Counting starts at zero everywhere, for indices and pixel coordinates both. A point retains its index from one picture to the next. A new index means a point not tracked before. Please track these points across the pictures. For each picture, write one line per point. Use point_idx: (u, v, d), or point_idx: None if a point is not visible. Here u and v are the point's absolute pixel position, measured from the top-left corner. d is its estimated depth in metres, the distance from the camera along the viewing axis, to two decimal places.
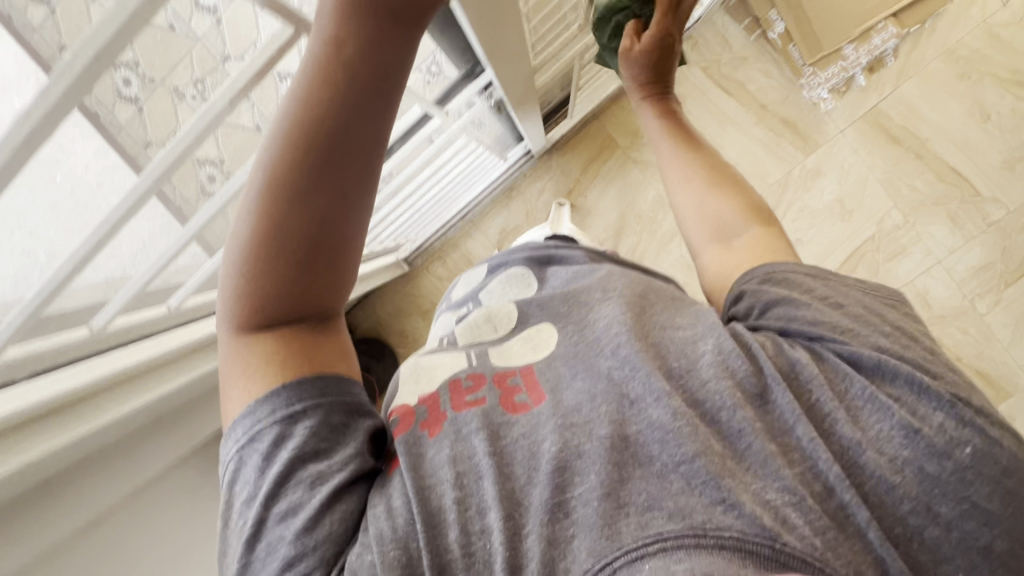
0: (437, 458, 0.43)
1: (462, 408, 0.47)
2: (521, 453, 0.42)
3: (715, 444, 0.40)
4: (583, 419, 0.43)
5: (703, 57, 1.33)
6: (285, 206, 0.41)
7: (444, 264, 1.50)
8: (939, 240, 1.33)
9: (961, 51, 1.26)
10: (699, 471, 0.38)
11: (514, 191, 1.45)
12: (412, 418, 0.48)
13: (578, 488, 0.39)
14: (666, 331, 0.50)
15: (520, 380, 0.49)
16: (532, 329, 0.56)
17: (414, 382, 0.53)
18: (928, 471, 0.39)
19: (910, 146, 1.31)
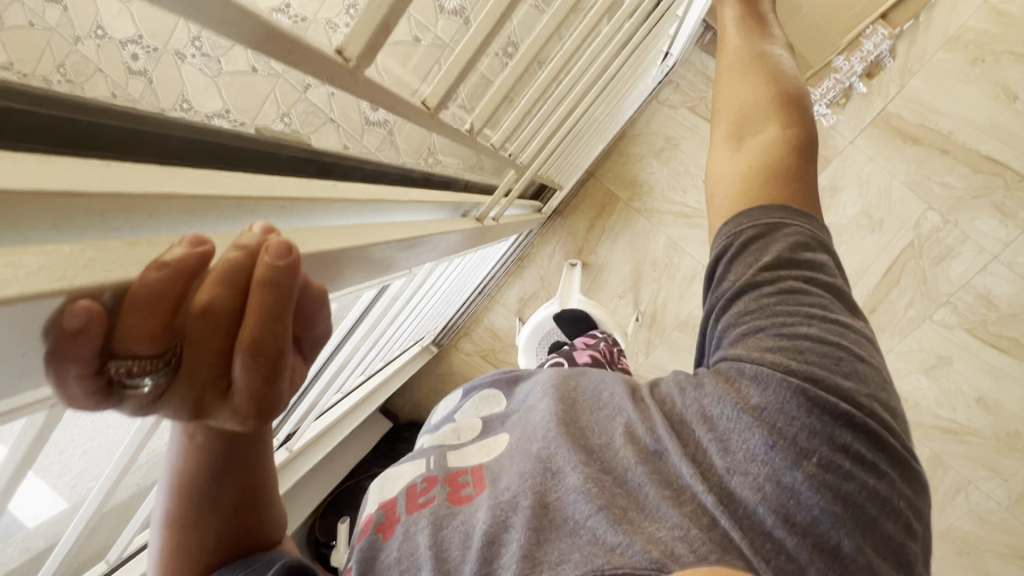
0: (387, 560, 0.43)
1: (415, 509, 0.47)
2: (455, 537, 0.42)
3: (619, 499, 0.40)
4: (510, 495, 0.43)
5: (688, 97, 1.32)
6: (187, 525, 0.41)
7: (472, 340, 1.54)
8: (990, 235, 1.22)
9: (967, 36, 1.17)
10: (600, 526, 0.38)
11: (525, 260, 1.47)
12: (372, 524, 0.48)
13: (504, 557, 0.39)
14: (584, 413, 0.50)
15: (470, 475, 0.49)
16: (490, 437, 0.54)
17: (378, 492, 0.53)
18: (783, 481, 0.36)
19: (932, 143, 1.22)
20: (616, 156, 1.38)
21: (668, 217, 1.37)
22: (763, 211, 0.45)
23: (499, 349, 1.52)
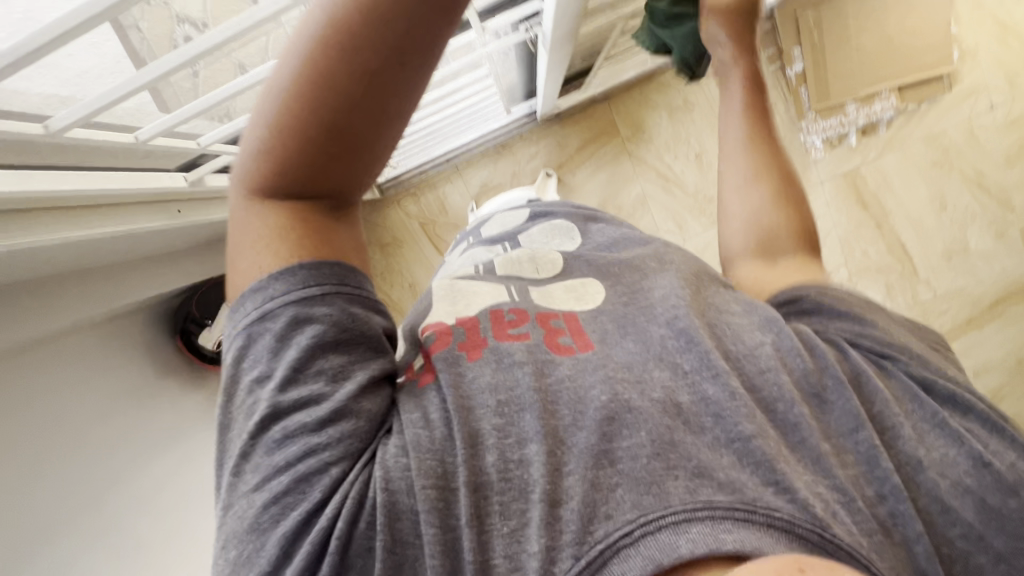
0: (475, 382, 0.40)
1: (505, 340, 0.44)
2: (565, 397, 0.39)
3: (769, 430, 0.38)
4: (635, 376, 0.40)
5: None
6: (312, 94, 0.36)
7: (416, 202, 1.44)
8: (872, 305, 1.40)
9: (943, 140, 1.35)
10: (744, 447, 0.37)
11: (506, 149, 1.42)
12: (450, 335, 0.45)
13: (622, 440, 0.36)
14: (724, 316, 0.46)
15: (565, 322, 0.46)
16: (575, 279, 0.51)
17: (449, 301, 0.49)
18: (987, 503, 0.40)
19: (874, 214, 1.38)
20: (636, 92, 1.38)
21: (651, 172, 1.40)
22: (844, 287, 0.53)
23: (439, 224, 1.44)
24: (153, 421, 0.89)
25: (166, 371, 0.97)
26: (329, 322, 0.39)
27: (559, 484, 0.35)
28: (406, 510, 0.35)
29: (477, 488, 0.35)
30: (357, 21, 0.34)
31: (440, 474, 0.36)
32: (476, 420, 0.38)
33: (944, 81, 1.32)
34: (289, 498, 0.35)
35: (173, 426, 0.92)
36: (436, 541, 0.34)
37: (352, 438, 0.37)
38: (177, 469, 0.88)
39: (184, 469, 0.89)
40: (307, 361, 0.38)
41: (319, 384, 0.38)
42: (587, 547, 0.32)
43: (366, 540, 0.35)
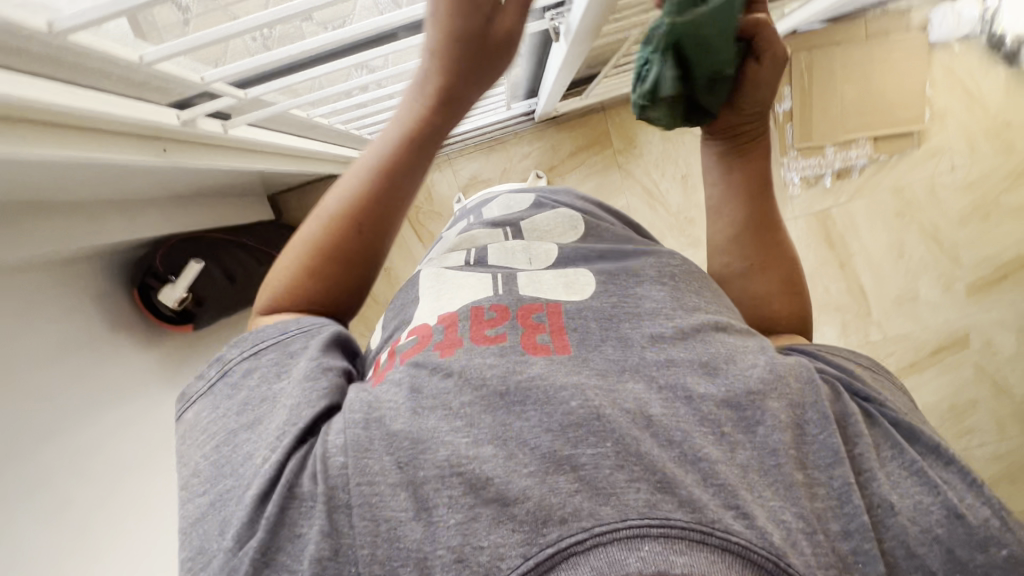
0: (435, 384, 0.37)
1: (480, 343, 0.41)
2: (531, 405, 0.35)
3: (741, 453, 0.34)
4: (611, 386, 0.36)
5: None
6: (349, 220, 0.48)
7: None
8: (826, 339, 1.47)
9: (906, 193, 1.43)
10: (708, 469, 0.33)
11: (498, 145, 1.41)
12: (429, 337, 0.43)
13: (587, 451, 0.32)
14: (714, 335, 0.42)
15: (548, 318, 0.43)
16: (570, 271, 0.49)
17: (432, 297, 0.48)
18: (957, 555, 0.34)
19: (839, 254, 1.46)
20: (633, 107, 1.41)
21: (638, 186, 1.42)
22: (833, 346, 0.49)
23: (422, 210, 1.42)
24: (99, 376, 0.83)
25: (119, 325, 0.92)
26: (287, 339, 0.43)
27: (504, 485, 0.31)
28: (347, 504, 0.32)
29: (416, 485, 0.32)
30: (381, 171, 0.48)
31: (376, 466, 0.33)
32: (429, 423, 0.34)
33: (913, 137, 1.40)
34: (228, 493, 0.36)
35: (121, 383, 0.86)
36: (368, 535, 0.31)
37: (288, 421, 0.37)
38: (121, 429, 0.82)
39: (126, 428, 0.83)
40: (258, 377, 0.42)
41: (264, 395, 0.40)
42: (535, 550, 0.29)
43: (303, 529, 0.32)
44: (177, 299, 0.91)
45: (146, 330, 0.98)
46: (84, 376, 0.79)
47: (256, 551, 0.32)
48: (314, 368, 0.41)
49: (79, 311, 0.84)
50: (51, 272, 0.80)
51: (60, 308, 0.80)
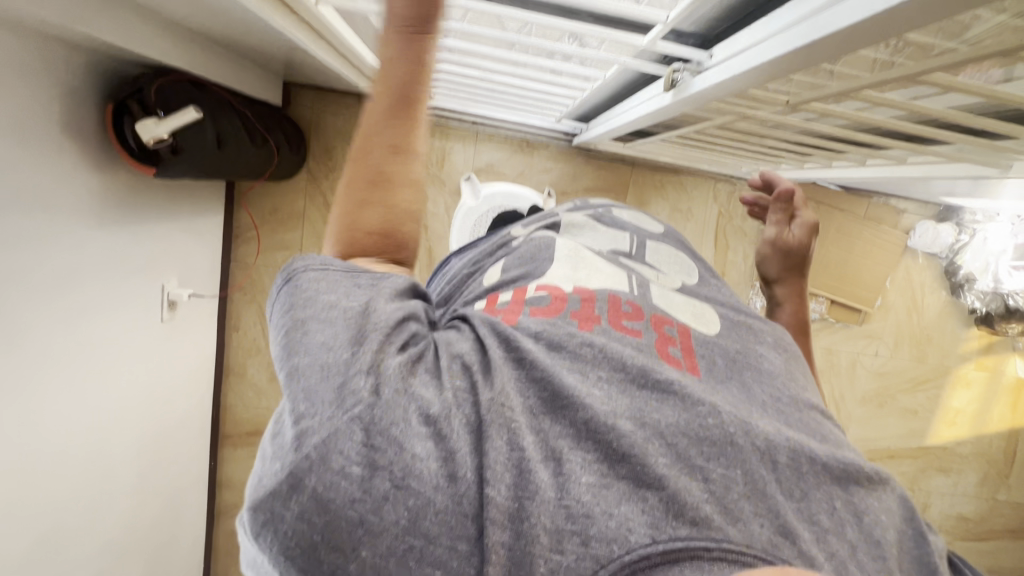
0: (587, 354, 0.35)
1: (620, 330, 0.39)
2: (675, 413, 0.33)
3: (850, 531, 0.32)
4: (740, 414, 0.33)
5: (726, 204, 1.46)
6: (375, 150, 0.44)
7: None
8: None
9: (835, 359, 1.58)
10: (822, 532, 0.31)
11: (527, 147, 1.39)
12: (563, 301, 0.40)
13: (718, 470, 0.31)
14: (809, 410, 0.38)
15: (678, 335, 0.41)
16: (699, 303, 0.46)
17: (566, 264, 0.45)
18: None
19: None
20: (660, 177, 1.44)
21: None
22: None
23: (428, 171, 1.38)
24: (32, 179, 0.72)
25: (69, 129, 0.80)
26: (357, 270, 0.38)
27: (641, 466, 0.30)
28: (476, 420, 0.31)
29: (551, 432, 0.31)
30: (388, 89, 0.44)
31: (512, 401, 0.31)
32: (567, 382, 0.33)
33: (860, 315, 1.56)
34: (314, 370, 0.30)
35: (50, 198, 0.76)
36: (500, 458, 0.29)
37: (367, 322, 0.33)
38: (31, 244, 0.73)
39: (31, 243, 0.73)
40: (324, 289, 0.35)
41: (324, 303, 0.34)
42: (663, 537, 0.27)
43: (428, 423, 0.30)
44: (155, 138, 0.81)
45: (94, 149, 0.86)
46: (12, 171, 0.69)
47: (364, 414, 0.28)
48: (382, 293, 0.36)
49: (34, 99, 0.72)
50: (27, 39, 0.69)
51: (20, 82, 0.69)
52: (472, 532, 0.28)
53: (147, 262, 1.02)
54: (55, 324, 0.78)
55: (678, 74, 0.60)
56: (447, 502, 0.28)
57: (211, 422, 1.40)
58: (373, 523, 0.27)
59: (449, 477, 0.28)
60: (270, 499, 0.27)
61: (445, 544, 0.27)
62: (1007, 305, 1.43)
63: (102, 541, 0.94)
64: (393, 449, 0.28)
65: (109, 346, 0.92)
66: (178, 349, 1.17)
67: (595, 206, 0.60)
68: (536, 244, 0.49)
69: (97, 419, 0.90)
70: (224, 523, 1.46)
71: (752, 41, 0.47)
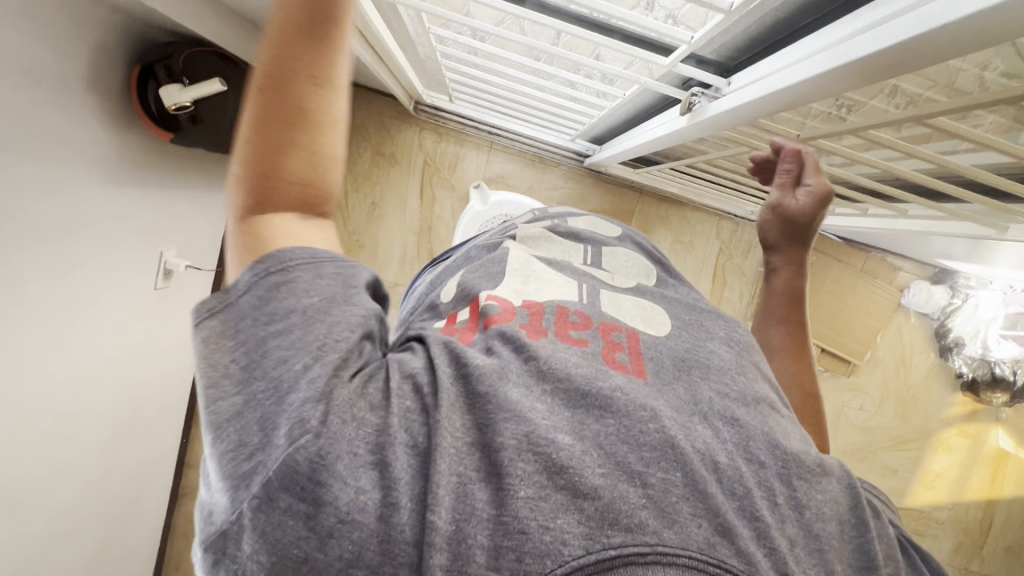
0: (539, 363, 0.33)
1: (563, 340, 0.37)
2: (616, 424, 0.31)
3: (790, 526, 0.31)
4: (682, 418, 0.33)
5: (726, 242, 1.48)
6: (274, 78, 0.34)
7: (435, 141, 1.38)
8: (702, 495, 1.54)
9: None
10: (763, 529, 0.29)
11: (539, 162, 1.41)
12: (511, 314, 0.38)
13: (657, 475, 0.29)
14: (786, 417, 0.39)
15: (626, 340, 0.39)
16: (648, 303, 0.45)
17: (517, 277, 0.43)
18: None
19: None
20: (664, 207, 1.46)
21: None
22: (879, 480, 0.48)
23: (439, 175, 1.39)
24: (47, 126, 0.73)
25: (94, 84, 0.81)
26: (318, 259, 0.34)
27: (577, 476, 0.28)
28: (422, 444, 0.29)
29: (490, 446, 0.29)
30: (284, 7, 0.34)
31: (447, 419, 0.29)
32: (508, 394, 0.31)
33: (848, 367, 1.57)
34: (267, 394, 0.29)
35: (63, 147, 0.77)
36: (442, 478, 0.27)
37: (325, 337, 0.31)
38: (37, 189, 0.73)
39: (36, 187, 0.72)
40: (286, 294, 0.32)
41: (290, 310, 0.31)
42: (597, 547, 0.26)
43: (361, 451, 0.28)
44: (177, 104, 0.82)
45: (116, 108, 0.87)
46: (29, 114, 0.69)
47: (287, 467, 0.26)
48: (347, 292, 0.34)
49: (64, 49, 0.73)
50: None
51: (53, 31, 0.70)
52: (413, 557, 0.26)
53: (148, 227, 1.02)
54: (48, 273, 0.78)
55: (695, 99, 0.61)
56: (381, 529, 0.26)
57: (189, 398, 1.38)
58: (320, 558, 0.25)
59: (391, 506, 0.26)
60: (228, 536, 0.27)
61: (387, 571, 0.25)
62: (993, 373, 1.46)
63: (57, 507, 0.91)
64: (336, 483, 0.26)
65: (97, 304, 0.91)
66: (165, 319, 1.16)
67: (553, 215, 0.58)
68: (492, 256, 0.48)
69: (69, 379, 0.88)
70: (188, 505, 1.42)
71: (770, 69, 0.49)
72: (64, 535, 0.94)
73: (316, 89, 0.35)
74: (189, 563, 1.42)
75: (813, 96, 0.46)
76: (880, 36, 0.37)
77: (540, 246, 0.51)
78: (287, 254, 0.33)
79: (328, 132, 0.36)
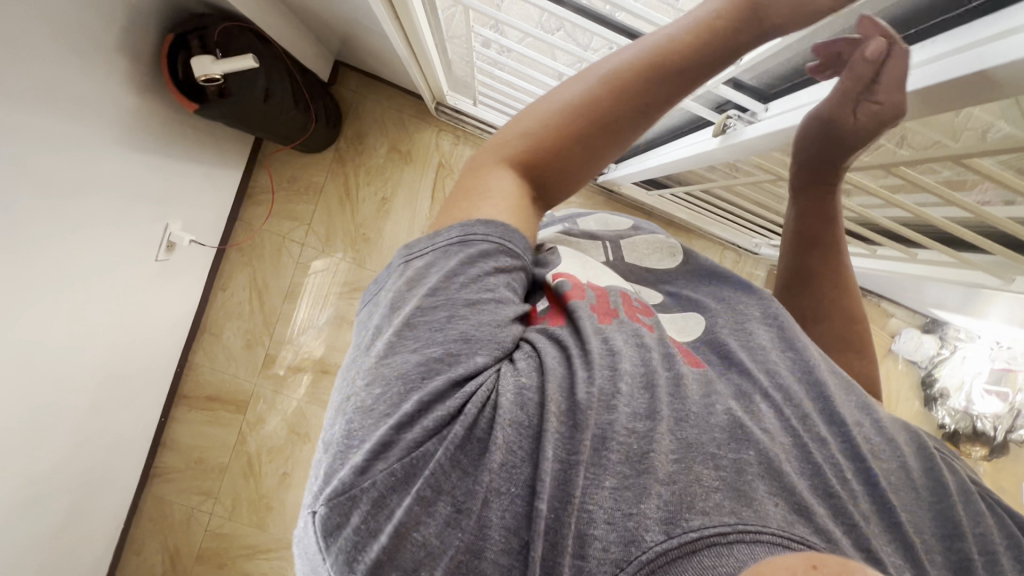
0: (615, 340, 0.33)
1: (639, 324, 0.36)
2: (692, 413, 0.31)
3: (863, 501, 0.33)
4: (755, 399, 0.34)
5: (729, 273, 1.49)
6: (616, 94, 0.38)
7: (452, 143, 1.39)
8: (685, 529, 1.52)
9: None
10: (840, 505, 0.31)
11: None
12: (583, 291, 0.37)
13: (730, 455, 0.29)
14: (835, 390, 0.38)
15: (674, 339, 0.38)
16: (678, 313, 0.44)
17: (574, 263, 0.42)
18: None
19: None
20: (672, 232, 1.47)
21: None
22: None
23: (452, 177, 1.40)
24: (77, 82, 0.72)
25: (126, 48, 0.81)
26: (515, 244, 0.36)
27: (656, 463, 0.28)
28: (533, 427, 0.28)
29: (579, 431, 0.28)
30: (667, 51, 0.38)
31: (533, 404, 0.29)
32: (584, 382, 0.30)
33: None
34: (435, 364, 0.29)
35: (89, 106, 0.76)
36: (549, 466, 0.27)
37: (496, 328, 0.32)
38: (58, 142, 0.72)
39: (58, 141, 0.72)
40: (480, 269, 0.33)
41: (465, 289, 0.32)
42: (677, 531, 0.26)
43: (477, 431, 0.28)
44: (206, 75, 0.82)
45: (144, 73, 0.86)
46: (60, 65, 0.68)
47: (385, 453, 0.27)
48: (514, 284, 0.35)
49: (103, 9, 0.73)
50: None
51: None
52: (515, 543, 0.26)
53: (158, 196, 1.00)
54: (56, 227, 0.76)
55: (730, 121, 0.62)
56: (482, 515, 0.26)
57: (172, 377, 1.34)
58: (435, 544, 0.26)
59: (494, 491, 0.27)
60: (326, 517, 0.26)
61: (489, 558, 0.26)
62: (974, 426, 1.44)
63: (26, 471, 0.87)
64: (458, 475, 0.27)
65: (98, 267, 0.89)
66: (162, 292, 1.13)
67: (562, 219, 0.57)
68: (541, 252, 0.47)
69: (58, 340, 0.85)
70: (158, 487, 1.37)
71: (812, 97, 0.50)
72: (32, 499, 0.91)
73: (630, 124, 0.39)
74: (151, 549, 1.36)
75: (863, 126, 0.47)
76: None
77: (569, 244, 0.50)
78: (491, 233, 0.35)
79: (607, 155, 0.41)
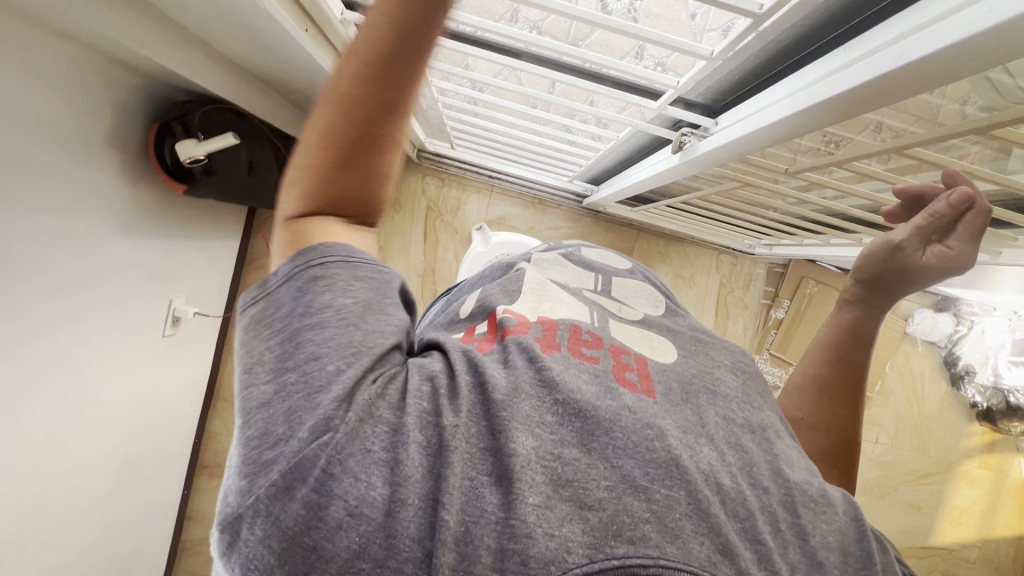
0: (556, 370, 0.35)
1: (578, 355, 0.39)
2: (624, 437, 0.32)
3: (792, 552, 0.32)
4: (691, 440, 0.34)
5: (727, 277, 1.49)
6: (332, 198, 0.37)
7: (437, 187, 1.43)
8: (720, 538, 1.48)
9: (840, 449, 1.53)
10: (766, 552, 0.30)
11: (539, 204, 1.44)
12: (528, 326, 0.40)
13: (662, 491, 0.30)
14: (770, 433, 0.39)
15: (635, 363, 0.41)
16: (652, 334, 0.47)
17: (533, 295, 0.46)
18: None
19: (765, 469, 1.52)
20: (664, 244, 1.48)
21: None
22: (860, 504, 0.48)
23: (441, 220, 1.43)
24: (69, 183, 0.77)
25: (114, 143, 0.86)
26: (353, 258, 0.36)
27: (582, 488, 0.29)
28: (435, 444, 0.30)
29: (502, 452, 0.29)
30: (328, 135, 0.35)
31: (462, 426, 0.30)
32: (521, 408, 0.32)
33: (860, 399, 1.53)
34: (297, 387, 0.30)
35: (83, 204, 0.81)
36: (454, 482, 0.28)
37: (359, 342, 0.32)
38: (55, 241, 0.76)
39: (59, 242, 0.76)
40: (324, 288, 0.34)
41: (322, 305, 0.33)
42: (600, 556, 0.26)
43: (377, 447, 0.29)
44: (191, 157, 0.87)
45: (134, 164, 0.91)
46: (49, 172, 0.73)
47: (294, 460, 0.27)
48: (381, 302, 0.35)
49: (88, 112, 0.78)
50: (95, 61, 0.76)
51: (79, 97, 0.76)
52: (420, 553, 0.26)
53: (159, 277, 1.04)
54: (65, 325, 0.80)
55: (685, 138, 0.64)
56: (387, 525, 0.27)
57: (192, 447, 1.37)
58: (327, 548, 0.26)
59: (401, 503, 0.27)
60: (237, 520, 0.27)
61: (392, 567, 0.26)
62: (1008, 402, 1.42)
63: (59, 562, 0.89)
64: (347, 479, 0.27)
65: (107, 355, 0.92)
66: (173, 367, 1.17)
67: (565, 246, 0.61)
68: (509, 276, 0.50)
69: (81, 426, 0.89)
70: (187, 560, 1.38)
71: (756, 107, 0.52)
72: None
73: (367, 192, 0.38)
74: None
75: (801, 127, 0.48)
76: (856, 72, 0.39)
77: (544, 270, 0.53)
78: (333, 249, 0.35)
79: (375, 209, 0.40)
